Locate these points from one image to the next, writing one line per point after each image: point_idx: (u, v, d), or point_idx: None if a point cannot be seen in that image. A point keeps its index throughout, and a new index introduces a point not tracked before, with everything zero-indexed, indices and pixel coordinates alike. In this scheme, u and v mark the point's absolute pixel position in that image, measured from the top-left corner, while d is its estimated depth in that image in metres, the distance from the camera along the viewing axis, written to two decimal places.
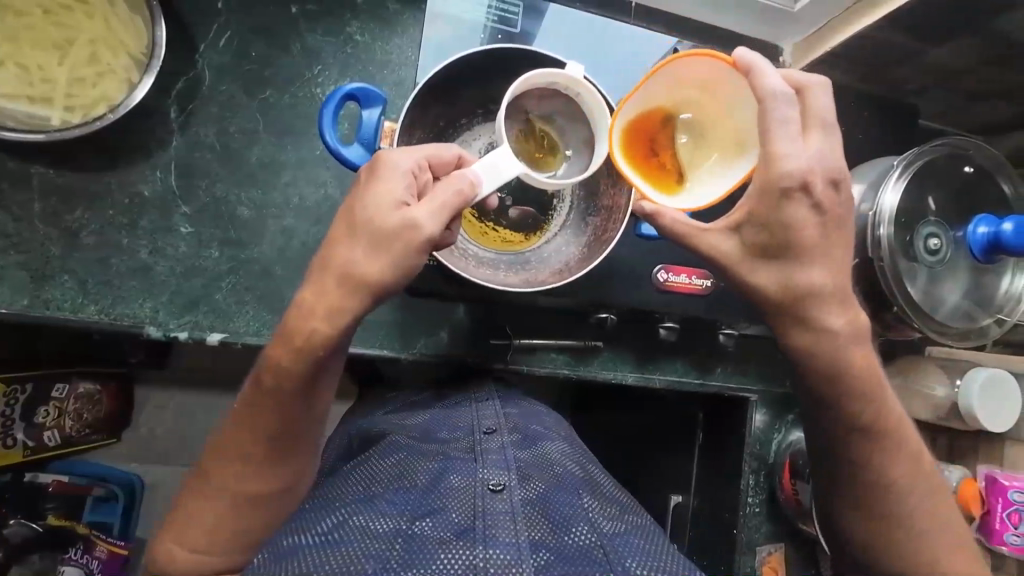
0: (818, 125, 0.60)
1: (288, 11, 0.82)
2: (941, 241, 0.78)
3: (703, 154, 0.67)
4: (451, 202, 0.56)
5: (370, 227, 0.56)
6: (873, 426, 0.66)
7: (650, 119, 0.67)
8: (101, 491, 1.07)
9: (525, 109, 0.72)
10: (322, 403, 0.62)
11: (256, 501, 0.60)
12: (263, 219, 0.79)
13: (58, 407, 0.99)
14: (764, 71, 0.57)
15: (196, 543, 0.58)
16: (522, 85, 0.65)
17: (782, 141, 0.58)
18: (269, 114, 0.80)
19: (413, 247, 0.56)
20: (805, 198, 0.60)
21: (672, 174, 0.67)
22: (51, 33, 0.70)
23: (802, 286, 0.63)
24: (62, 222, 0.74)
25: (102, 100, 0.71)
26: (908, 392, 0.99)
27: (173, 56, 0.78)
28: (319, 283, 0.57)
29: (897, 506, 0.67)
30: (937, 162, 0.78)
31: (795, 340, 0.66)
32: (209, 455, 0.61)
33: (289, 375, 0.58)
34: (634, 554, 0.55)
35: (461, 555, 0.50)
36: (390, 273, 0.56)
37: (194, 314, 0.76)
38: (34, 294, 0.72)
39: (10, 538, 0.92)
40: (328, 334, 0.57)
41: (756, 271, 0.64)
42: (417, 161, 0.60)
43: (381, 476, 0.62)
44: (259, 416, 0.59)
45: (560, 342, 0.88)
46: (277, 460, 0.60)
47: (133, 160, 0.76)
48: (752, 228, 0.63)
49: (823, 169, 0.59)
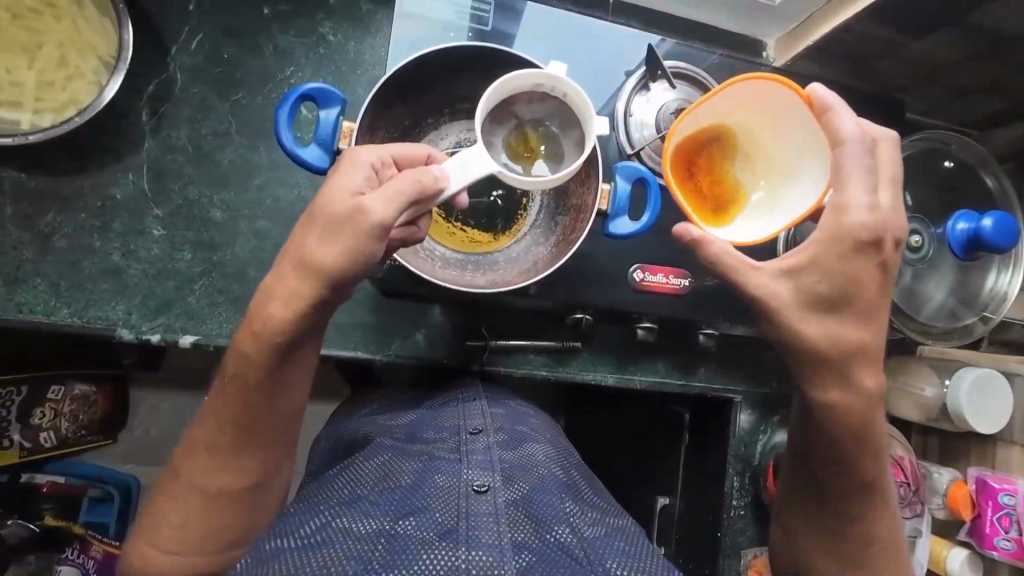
0: (888, 182, 0.62)
1: (260, 12, 0.82)
2: (922, 239, 0.76)
3: (747, 186, 0.69)
4: (406, 190, 0.54)
5: (325, 215, 0.55)
6: (872, 484, 0.67)
7: (696, 142, 0.69)
8: (97, 491, 1.07)
9: (517, 113, 0.69)
10: (288, 400, 0.61)
11: (230, 495, 0.59)
12: (235, 220, 0.79)
13: (53, 409, 1.00)
14: (839, 115, 0.60)
15: (169, 545, 0.57)
16: (506, 91, 0.65)
17: (858, 192, 0.60)
18: (241, 116, 0.80)
19: (365, 232, 0.54)
20: (875, 256, 0.61)
21: (712, 202, 0.69)
22: (21, 38, 0.70)
23: (848, 341, 0.63)
24: (35, 225, 0.74)
25: (72, 104, 0.71)
26: (897, 392, 0.96)
27: (145, 58, 0.78)
28: (279, 269, 0.57)
29: (864, 510, 0.68)
30: (915, 158, 0.77)
31: (827, 396, 0.65)
32: (179, 453, 0.60)
33: (252, 362, 0.57)
34: (614, 555, 0.54)
35: (445, 556, 0.48)
36: (344, 260, 0.55)
37: (165, 317, 0.76)
38: (7, 297, 0.72)
39: (7, 538, 0.94)
40: (284, 319, 0.56)
41: (809, 323, 0.62)
42: (381, 157, 0.59)
43: (367, 477, 0.61)
44: (225, 408, 0.58)
45: (536, 342, 0.87)
46: (246, 453, 0.59)
47: (103, 163, 0.76)
48: (813, 276, 0.61)
49: (891, 228, 0.61)
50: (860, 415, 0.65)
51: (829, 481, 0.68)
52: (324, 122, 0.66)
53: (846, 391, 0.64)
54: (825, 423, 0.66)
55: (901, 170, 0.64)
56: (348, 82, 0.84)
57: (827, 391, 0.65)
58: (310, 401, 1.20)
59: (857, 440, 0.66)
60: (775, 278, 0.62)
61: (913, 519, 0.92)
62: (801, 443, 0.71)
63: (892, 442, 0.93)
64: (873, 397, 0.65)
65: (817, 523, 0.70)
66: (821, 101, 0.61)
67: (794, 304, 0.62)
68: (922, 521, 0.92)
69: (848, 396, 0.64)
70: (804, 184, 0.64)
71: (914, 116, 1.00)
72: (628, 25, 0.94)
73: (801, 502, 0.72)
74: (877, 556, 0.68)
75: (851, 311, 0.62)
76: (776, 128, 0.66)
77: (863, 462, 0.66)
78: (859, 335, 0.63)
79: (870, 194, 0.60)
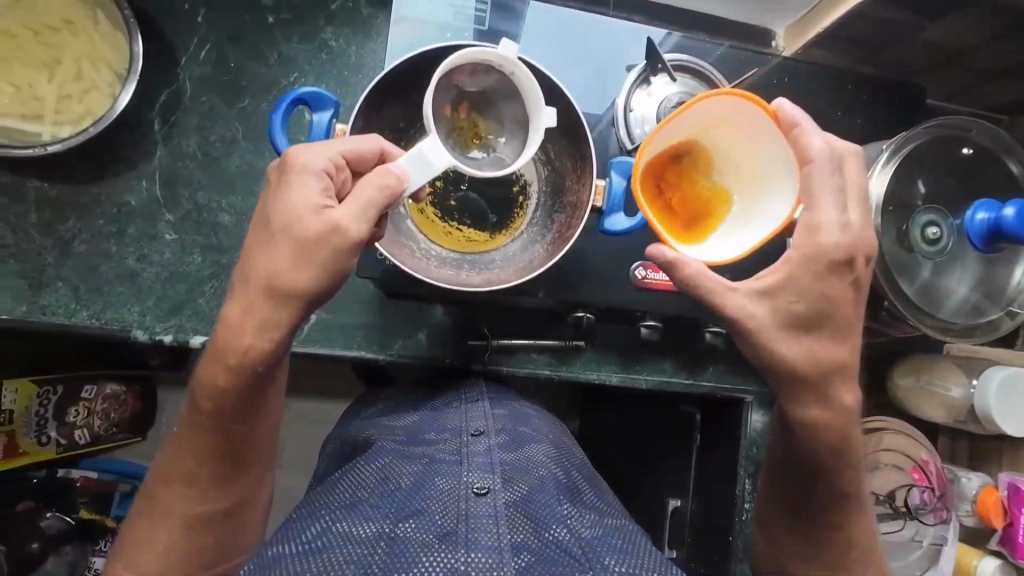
0: (857, 198, 0.61)
1: (264, 21, 0.84)
2: (941, 230, 0.72)
3: (717, 200, 0.67)
4: (375, 199, 0.55)
5: (293, 234, 0.55)
6: (851, 493, 0.66)
7: (663, 157, 0.66)
8: (127, 487, 1.11)
9: (457, 84, 0.65)
10: (269, 414, 0.62)
11: (210, 518, 0.60)
12: (242, 224, 0.81)
13: (87, 407, 1.05)
14: (807, 131, 0.59)
15: (152, 568, 0.58)
16: (455, 62, 0.60)
17: (829, 212, 0.59)
18: (247, 122, 0.83)
19: (343, 249, 0.55)
20: (849, 274, 0.59)
21: (684, 220, 0.66)
22: (41, 55, 0.74)
23: (829, 360, 0.61)
24: (56, 232, 0.78)
25: (88, 115, 0.74)
26: (921, 392, 0.90)
27: (156, 68, 0.81)
28: (245, 299, 0.56)
29: (852, 530, 0.66)
30: (934, 144, 0.72)
31: (807, 413, 0.63)
32: (153, 481, 0.59)
33: (223, 392, 0.56)
34: (612, 552, 0.55)
35: (443, 558, 0.49)
36: (322, 279, 0.55)
37: (177, 319, 0.79)
38: (31, 300, 0.76)
39: (46, 529, 1.00)
40: (265, 349, 0.56)
41: (784, 344, 0.60)
42: (332, 159, 0.57)
43: (368, 482, 0.61)
44: (197, 439, 0.58)
45: (539, 342, 0.86)
46: (224, 478, 0.60)
47: (119, 171, 0.80)
48: (789, 296, 0.59)
49: (863, 244, 0.60)
50: (840, 430, 0.63)
51: (818, 488, 0.66)
52: (318, 125, 0.68)
53: (824, 406, 0.62)
54: (807, 439, 0.64)
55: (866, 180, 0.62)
56: (350, 86, 0.85)
57: (807, 409, 0.62)
58: (321, 401, 1.23)
59: (837, 455, 0.64)
60: (751, 298, 0.60)
61: (938, 526, 0.89)
62: (784, 449, 0.67)
63: (914, 445, 0.90)
64: (851, 414, 0.63)
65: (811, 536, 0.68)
66: (788, 115, 0.60)
67: (773, 326, 0.60)
68: (948, 528, 0.88)
69: (828, 413, 0.62)
70: (773, 199, 0.62)
71: (934, 102, 0.96)
72: (630, 17, 0.92)
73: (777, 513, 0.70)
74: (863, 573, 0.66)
75: (831, 329, 0.60)
76: (742, 142, 0.64)
77: (848, 472, 0.64)
78: (835, 354, 0.61)
79: (840, 212, 0.59)
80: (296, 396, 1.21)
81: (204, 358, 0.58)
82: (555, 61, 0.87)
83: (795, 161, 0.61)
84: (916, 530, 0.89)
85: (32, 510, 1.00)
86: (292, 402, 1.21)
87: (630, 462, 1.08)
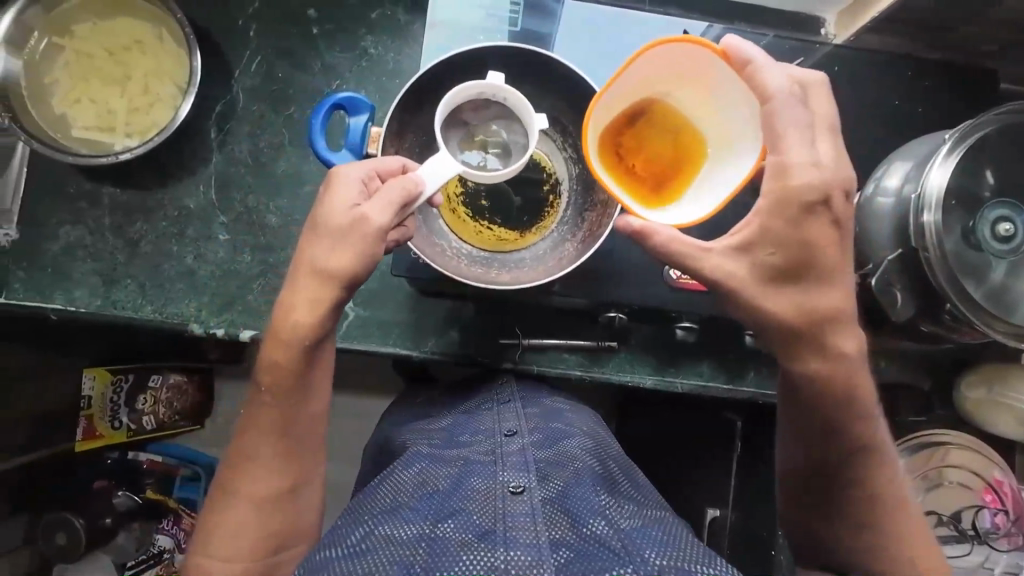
0: (826, 128, 0.58)
1: (310, 32, 0.88)
2: (1014, 226, 0.65)
3: (683, 156, 0.67)
4: (397, 197, 0.58)
5: (331, 228, 0.59)
6: (865, 445, 0.64)
7: (619, 122, 0.65)
8: (188, 471, 1.23)
9: (466, 120, 0.73)
10: (314, 405, 0.65)
11: (274, 499, 0.63)
12: (288, 226, 0.86)
13: (153, 396, 1.15)
14: (761, 67, 0.57)
15: (226, 552, 0.60)
16: (453, 99, 0.68)
17: (795, 150, 0.56)
18: (293, 129, 0.87)
19: (372, 239, 0.59)
20: (826, 214, 0.57)
21: (651, 182, 0.66)
22: (115, 72, 0.82)
23: (821, 310, 0.59)
24: (126, 234, 0.85)
25: (154, 126, 0.81)
26: (994, 404, 0.82)
27: (211, 79, 0.87)
28: (293, 284, 0.61)
29: (872, 476, 0.64)
30: (1006, 131, 0.65)
31: (808, 368, 0.61)
32: (223, 470, 0.64)
33: (280, 367, 0.61)
34: (653, 545, 0.54)
35: (482, 557, 0.50)
36: (356, 264, 0.59)
37: (228, 314, 0.84)
38: (104, 295, 0.84)
39: (118, 506, 1.13)
40: (313, 322, 0.60)
41: (770, 298, 0.59)
42: (367, 171, 0.61)
43: (405, 486, 0.62)
44: (258, 419, 0.63)
45: (570, 342, 0.85)
46: (285, 458, 0.63)
47: (180, 178, 0.86)
48: (765, 249, 0.58)
49: (839, 181, 0.57)
50: (845, 381, 0.61)
51: (831, 447, 0.64)
52: (354, 128, 0.72)
53: (826, 359, 0.61)
54: (806, 394, 0.63)
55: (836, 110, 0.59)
56: (388, 91, 0.88)
57: (806, 364, 0.61)
58: (362, 396, 1.27)
59: (840, 406, 0.62)
60: (727, 256, 0.59)
61: (1013, 553, 0.82)
62: (792, 418, 0.66)
63: (988, 465, 0.83)
64: (855, 361, 0.61)
65: (829, 506, 0.66)
66: (739, 54, 0.58)
67: (751, 281, 0.59)
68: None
69: (829, 364, 0.61)
70: (736, 153, 0.62)
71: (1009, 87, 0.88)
72: (667, 10, 0.90)
73: (797, 478, 0.68)
74: (892, 548, 0.63)
75: (815, 276, 0.58)
76: (698, 87, 0.63)
77: (858, 421, 0.63)
78: (827, 303, 0.59)
79: (809, 149, 0.57)
80: (339, 390, 1.26)
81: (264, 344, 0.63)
82: (589, 59, 0.86)
83: (755, 100, 0.59)
84: (986, 555, 0.82)
85: (107, 488, 1.12)
86: (335, 397, 1.26)
87: (667, 468, 1.05)
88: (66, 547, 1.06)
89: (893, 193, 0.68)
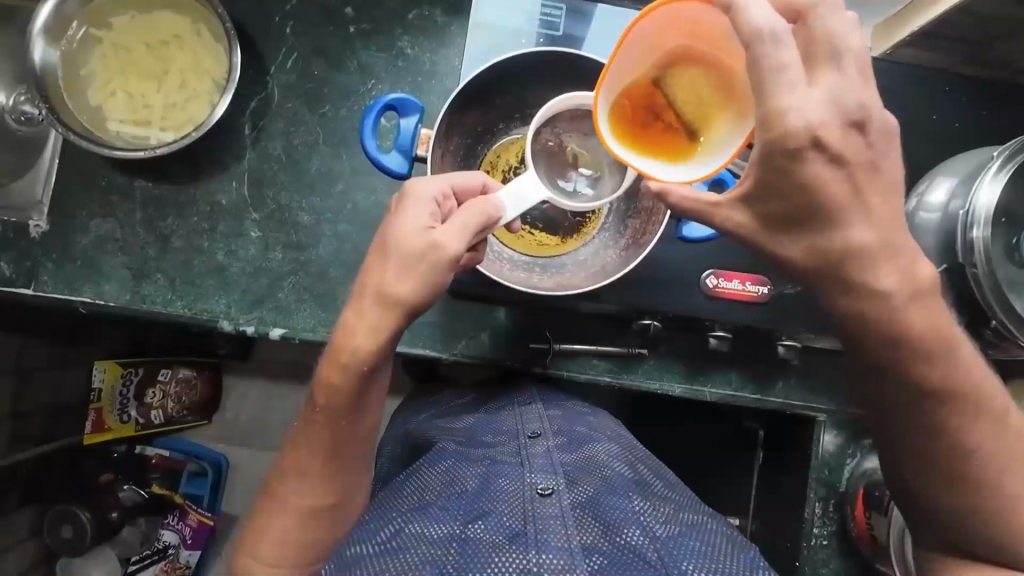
0: (826, 60, 0.51)
1: (347, 30, 0.88)
2: None
3: (714, 103, 0.58)
4: (475, 221, 0.59)
5: (402, 249, 0.59)
6: (958, 392, 0.56)
7: (636, 89, 0.60)
8: (195, 466, 1.20)
9: (558, 131, 0.73)
10: (359, 424, 0.64)
11: (318, 512, 0.63)
12: (319, 224, 0.86)
13: (162, 390, 1.14)
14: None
15: (270, 558, 0.61)
16: (552, 110, 0.67)
17: (784, 93, 0.49)
18: (328, 128, 0.87)
19: (443, 264, 0.59)
20: (820, 157, 0.51)
21: (683, 139, 0.60)
22: (151, 64, 0.81)
23: (839, 248, 0.55)
24: (157, 228, 0.85)
25: (190, 121, 0.81)
26: None
27: (247, 76, 0.86)
28: (359, 308, 0.60)
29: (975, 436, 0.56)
30: None
31: (852, 305, 0.56)
32: (274, 477, 0.64)
33: (336, 367, 0.61)
34: (689, 556, 0.53)
35: (514, 559, 0.49)
36: (423, 291, 0.59)
37: (258, 312, 0.84)
38: (134, 290, 0.84)
39: (123, 500, 1.11)
40: (370, 349, 0.60)
41: (781, 243, 0.56)
42: (441, 189, 0.62)
43: (432, 485, 0.62)
44: (312, 438, 0.62)
45: (600, 348, 0.85)
46: (331, 473, 0.63)
47: (213, 173, 0.86)
48: (765, 198, 0.55)
49: (834, 119, 0.51)
50: (895, 323, 0.56)
51: (901, 400, 0.58)
52: (405, 128, 0.73)
53: (867, 301, 0.56)
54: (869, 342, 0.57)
55: (852, 35, 0.51)
56: (423, 92, 0.88)
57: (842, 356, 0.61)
58: None
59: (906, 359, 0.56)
60: (734, 208, 0.57)
61: None
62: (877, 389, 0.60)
63: None
64: (903, 297, 0.55)
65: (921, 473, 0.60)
66: None
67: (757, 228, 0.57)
68: None
69: (874, 306, 0.55)
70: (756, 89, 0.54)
71: None
72: None
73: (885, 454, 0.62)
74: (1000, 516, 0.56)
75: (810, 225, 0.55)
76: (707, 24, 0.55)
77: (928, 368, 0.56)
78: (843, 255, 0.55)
79: (799, 88, 0.50)
80: None
81: (324, 359, 0.63)
82: None
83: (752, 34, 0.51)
84: None
85: (114, 481, 1.12)
86: None
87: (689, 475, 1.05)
88: (74, 540, 1.03)
89: (938, 209, 0.68)
